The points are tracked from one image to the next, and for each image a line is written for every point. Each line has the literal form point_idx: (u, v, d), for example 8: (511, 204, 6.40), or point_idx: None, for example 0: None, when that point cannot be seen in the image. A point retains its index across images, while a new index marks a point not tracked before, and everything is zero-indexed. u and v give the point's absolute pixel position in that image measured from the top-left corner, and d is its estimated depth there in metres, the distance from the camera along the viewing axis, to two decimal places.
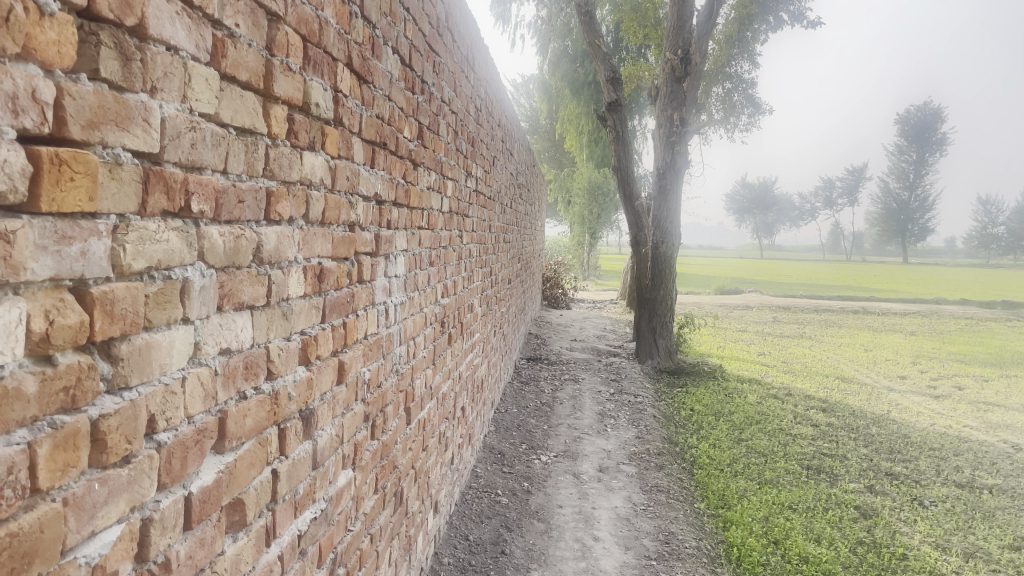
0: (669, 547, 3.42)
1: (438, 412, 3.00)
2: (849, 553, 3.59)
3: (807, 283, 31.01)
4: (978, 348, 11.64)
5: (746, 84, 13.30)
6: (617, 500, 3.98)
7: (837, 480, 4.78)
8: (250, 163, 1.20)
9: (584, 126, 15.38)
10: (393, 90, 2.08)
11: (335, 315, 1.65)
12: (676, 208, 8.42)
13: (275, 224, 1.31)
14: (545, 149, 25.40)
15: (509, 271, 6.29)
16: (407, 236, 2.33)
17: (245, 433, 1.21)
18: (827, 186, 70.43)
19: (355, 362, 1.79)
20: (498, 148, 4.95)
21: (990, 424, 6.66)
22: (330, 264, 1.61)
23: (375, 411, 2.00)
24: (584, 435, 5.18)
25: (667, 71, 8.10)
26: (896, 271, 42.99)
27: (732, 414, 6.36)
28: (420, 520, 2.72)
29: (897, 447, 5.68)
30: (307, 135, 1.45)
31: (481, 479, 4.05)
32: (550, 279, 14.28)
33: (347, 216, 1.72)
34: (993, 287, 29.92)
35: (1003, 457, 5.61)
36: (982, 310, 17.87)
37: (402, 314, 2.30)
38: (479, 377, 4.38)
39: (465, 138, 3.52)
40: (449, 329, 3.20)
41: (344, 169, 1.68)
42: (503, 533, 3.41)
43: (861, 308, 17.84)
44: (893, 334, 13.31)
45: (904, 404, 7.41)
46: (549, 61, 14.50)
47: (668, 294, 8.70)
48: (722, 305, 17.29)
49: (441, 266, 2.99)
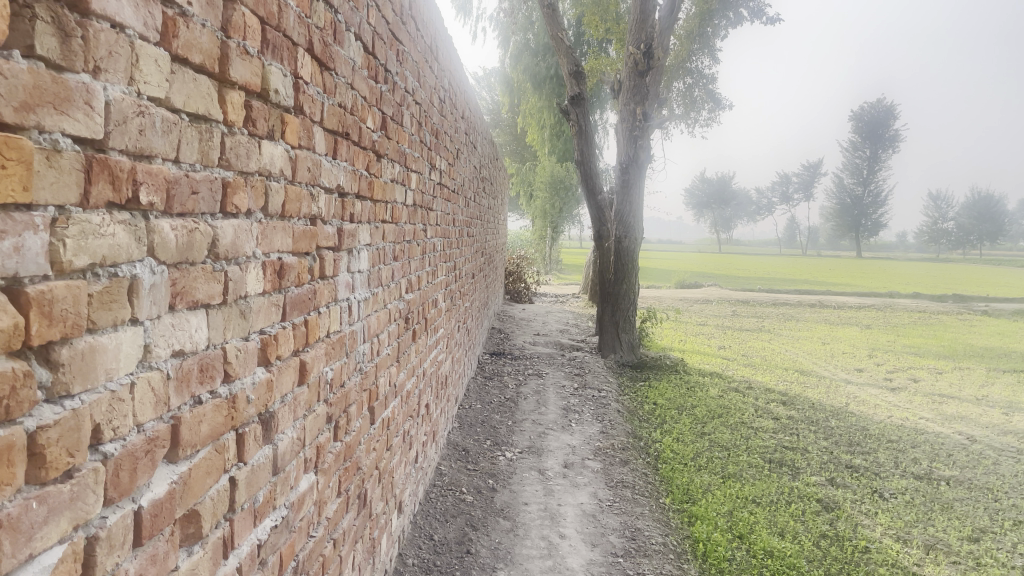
0: (635, 544, 3.40)
1: (402, 410, 2.92)
2: (813, 547, 3.62)
3: (765, 277, 31.44)
4: (931, 340, 11.90)
5: (707, 80, 13.40)
6: (583, 496, 3.94)
7: (799, 474, 4.82)
8: (204, 152, 1.13)
9: (546, 120, 15.33)
10: (355, 78, 2.01)
11: (296, 313, 1.58)
12: (640, 202, 8.43)
13: (232, 217, 1.23)
14: (507, 142, 25.31)
15: (472, 264, 6.21)
16: (370, 230, 2.26)
17: (200, 440, 1.13)
18: (783, 182, 71.56)
19: (317, 361, 1.71)
20: (461, 141, 4.88)
21: (945, 416, 6.80)
22: (291, 259, 1.53)
23: (338, 412, 1.93)
24: (548, 430, 5.15)
25: (630, 65, 8.09)
26: (851, 265, 43.86)
27: (694, 407, 6.39)
28: (384, 521, 2.65)
29: (856, 440, 5.76)
30: (266, 123, 1.37)
31: (445, 476, 3.98)
32: (513, 273, 14.23)
33: (308, 208, 1.64)
34: (944, 281, 30.74)
35: (959, 448, 5.72)
36: (933, 304, 18.30)
37: (366, 311, 2.23)
38: (442, 373, 4.31)
39: (429, 129, 3.45)
40: (413, 325, 3.13)
41: (305, 160, 1.61)
42: (468, 532, 3.35)
43: (818, 301, 18.13)
44: (850, 327, 13.56)
45: (861, 397, 7.53)
46: (511, 55, 14.42)
47: (631, 289, 8.71)
48: (682, 299, 17.44)
49: (405, 261, 2.92)
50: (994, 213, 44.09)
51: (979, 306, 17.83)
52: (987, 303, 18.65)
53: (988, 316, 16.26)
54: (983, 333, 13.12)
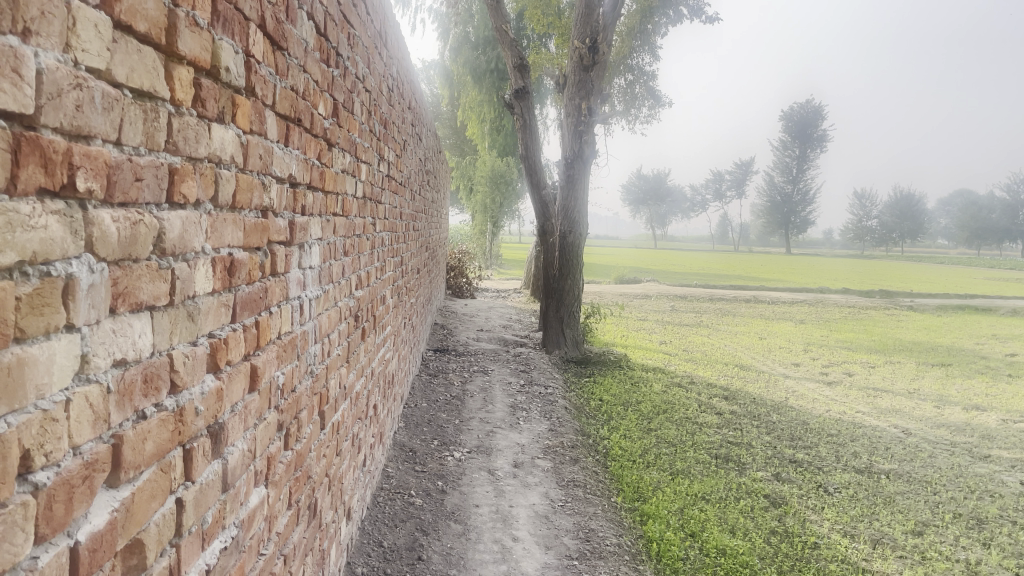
0: (590, 546, 3.34)
1: (351, 413, 2.79)
2: (764, 544, 3.62)
3: (700, 272, 32.06)
4: (862, 335, 12.24)
5: (647, 77, 13.49)
6: (535, 497, 3.87)
7: (746, 469, 4.84)
8: (149, 134, 1.00)
9: (487, 114, 15.20)
10: (308, 61, 1.87)
11: (246, 314, 1.45)
12: (585, 197, 8.41)
13: (179, 208, 1.10)
14: (447, 136, 25.09)
15: (417, 259, 6.07)
16: (322, 223, 2.12)
17: (145, 459, 1.00)
18: (716, 179, 73.06)
19: (268, 366, 1.58)
20: (408, 132, 4.74)
21: (879, 409, 6.99)
22: (242, 255, 1.40)
23: (288, 419, 1.80)
24: (496, 429, 5.06)
25: (575, 59, 8.06)
26: (783, 261, 45.02)
27: (639, 403, 6.39)
28: (333, 530, 2.52)
29: (798, 434, 5.85)
30: (216, 104, 1.24)
31: (393, 479, 3.86)
32: (454, 268, 14.08)
33: (260, 200, 1.51)
34: (869, 276, 31.84)
35: (895, 442, 5.86)
36: (862, 298, 18.92)
37: (317, 309, 2.09)
38: (389, 372, 4.17)
39: (378, 119, 3.31)
40: (363, 323, 3.00)
41: (256, 146, 1.47)
42: (418, 538, 3.24)
43: (753, 296, 18.53)
44: (784, 322, 13.87)
45: (800, 391, 7.68)
46: (451, 47, 14.24)
47: (575, 284, 8.68)
48: (621, 294, 17.58)
49: (355, 257, 2.78)
50: (914, 211, 45.96)
51: (904, 301, 18.48)
52: (912, 298, 19.38)
53: (913, 311, 16.88)
54: (910, 327, 13.60)
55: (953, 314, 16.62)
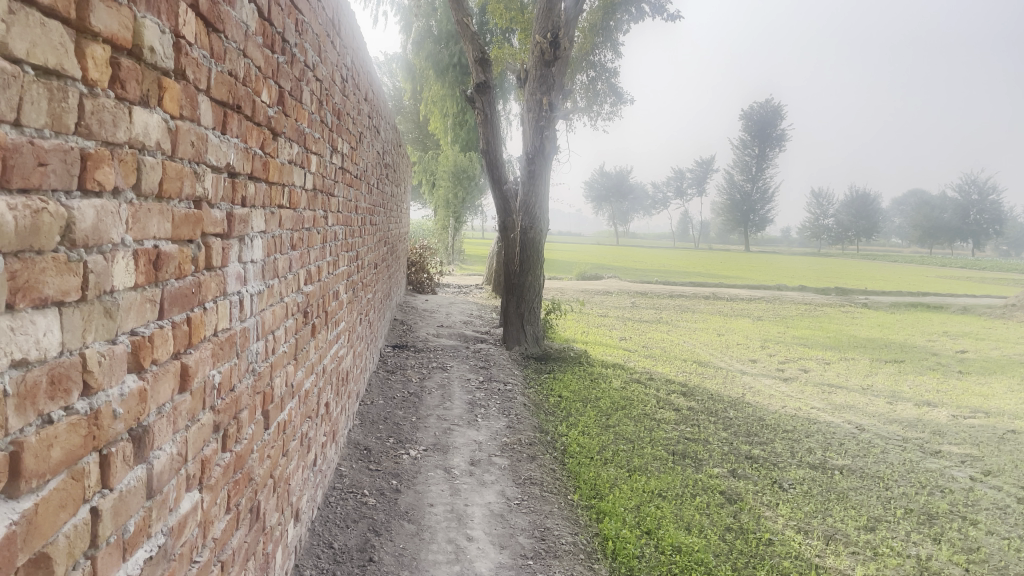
0: (545, 544, 3.30)
1: (299, 411, 2.71)
2: (719, 541, 3.63)
3: (661, 269, 32.32)
4: (818, 332, 12.43)
5: (609, 74, 13.50)
6: (490, 495, 3.82)
7: (702, 465, 4.86)
8: (56, 116, 0.93)
9: (449, 108, 15.10)
10: (248, 45, 1.79)
11: (176, 310, 1.37)
12: (545, 193, 8.37)
13: (93, 197, 1.02)
14: (409, 130, 24.87)
15: (374, 255, 5.98)
16: (265, 216, 2.04)
17: (51, 467, 0.93)
18: (678, 177, 73.70)
19: (202, 365, 1.51)
20: (364, 124, 4.65)
21: (834, 405, 7.08)
22: (170, 248, 1.32)
23: (226, 419, 1.72)
24: (454, 426, 5.00)
25: (536, 54, 8.02)
26: (743, 259, 45.59)
27: (598, 399, 6.38)
28: (279, 533, 2.44)
29: (754, 430, 5.89)
30: (138, 86, 1.16)
31: (345, 478, 3.77)
32: (415, 263, 13.95)
33: (192, 189, 1.43)
34: (825, 274, 32.39)
35: (849, 437, 5.93)
36: (818, 296, 19.21)
37: (260, 305, 2.01)
38: (343, 369, 4.09)
39: (330, 110, 3.22)
40: (313, 319, 2.92)
41: (187, 133, 1.39)
42: (370, 538, 3.17)
43: (712, 293, 18.71)
44: (742, 319, 14.02)
45: (756, 387, 7.75)
46: (413, 41, 14.10)
47: (536, 280, 8.65)
48: (582, 290, 17.62)
49: (304, 251, 2.69)
50: (869, 210, 46.92)
51: (859, 299, 18.81)
52: (867, 296, 19.72)
53: (867, 308, 17.20)
54: (864, 324, 13.83)
55: (906, 312, 16.96)
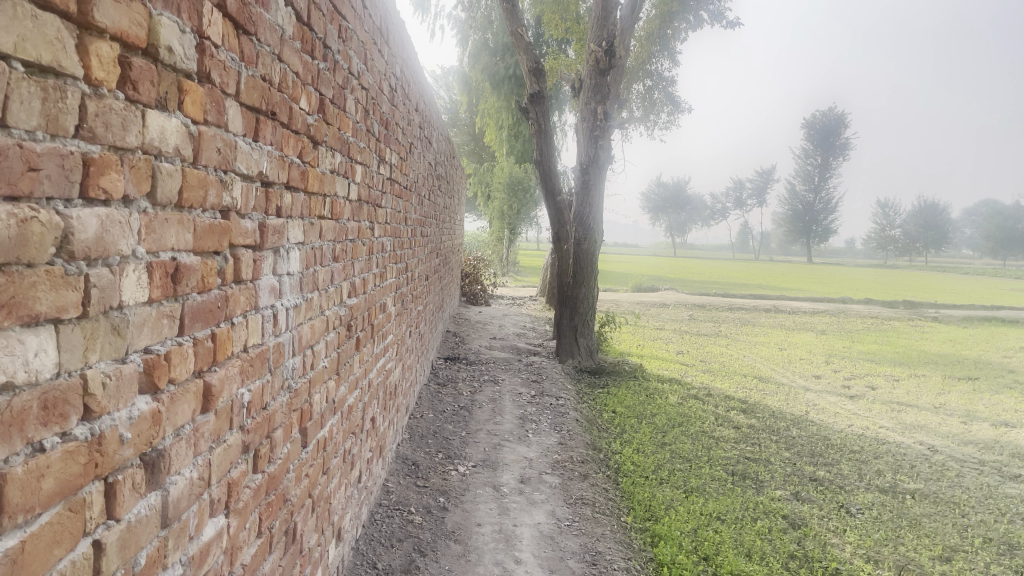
0: (596, 569, 3.16)
1: (342, 428, 2.64)
2: (782, 569, 3.43)
3: (718, 280, 31.66)
4: (886, 347, 11.93)
5: (666, 82, 13.28)
6: (540, 515, 3.69)
7: (763, 487, 4.64)
8: (53, 117, 0.85)
9: (504, 120, 15.05)
10: (284, 49, 1.72)
11: (199, 325, 1.30)
12: (600, 204, 8.22)
13: (96, 205, 0.95)
14: (465, 142, 24.98)
15: (426, 266, 5.92)
16: (303, 226, 1.97)
17: (41, 500, 0.85)
18: (737, 187, 72.44)
19: (228, 383, 1.43)
20: (415, 134, 4.59)
21: (904, 425, 6.74)
22: (191, 261, 1.24)
23: (257, 439, 1.64)
24: (504, 442, 4.89)
25: (591, 63, 7.89)
26: (805, 270, 44.43)
27: (654, 415, 6.19)
28: (319, 553, 2.36)
29: (818, 450, 5.63)
30: (152, 88, 1.09)
31: (392, 495, 3.70)
32: (469, 275, 13.92)
33: (217, 198, 1.35)
34: (893, 287, 31.34)
35: (921, 459, 5.62)
36: (885, 309, 18.53)
37: (297, 319, 1.94)
38: (391, 382, 4.02)
39: (377, 119, 3.16)
40: (357, 333, 2.85)
41: (212, 140, 1.32)
42: (415, 559, 3.07)
43: (773, 306, 18.20)
44: (805, 333, 13.57)
45: (820, 404, 7.44)
46: (469, 54, 14.12)
47: (590, 292, 8.50)
48: (639, 302, 17.36)
49: (347, 262, 2.63)
50: (938, 221, 45.34)
51: (929, 313, 18.09)
52: (937, 309, 18.94)
53: (938, 322, 16.51)
54: (935, 339, 13.25)
55: (978, 326, 16.25)
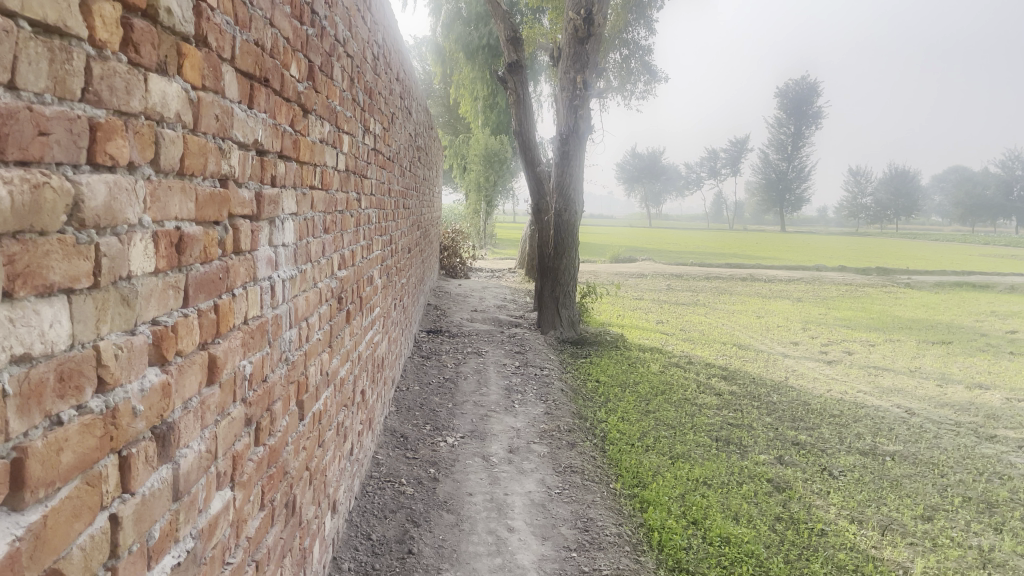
0: (589, 536, 3.19)
1: (335, 400, 2.62)
2: (769, 531, 3.50)
3: (694, 250, 31.85)
4: (861, 313, 12.10)
5: (642, 51, 13.24)
6: (530, 484, 3.72)
7: (747, 452, 4.70)
8: (60, 78, 0.82)
9: (480, 90, 14.92)
10: (275, 14, 1.68)
11: (202, 296, 1.27)
12: (580, 174, 8.19)
13: (103, 172, 0.92)
14: (440, 114, 24.74)
15: (408, 239, 5.88)
16: (296, 197, 1.94)
17: (61, 475, 0.83)
18: (711, 157, 72.64)
19: (231, 354, 1.41)
20: (396, 105, 4.53)
21: (882, 389, 6.86)
22: (193, 230, 1.22)
23: (258, 412, 1.62)
24: (491, 412, 4.91)
25: (569, 32, 7.82)
26: (779, 239, 44.81)
27: (636, 384, 6.25)
28: (316, 526, 2.35)
29: (799, 415, 5.72)
30: (153, 51, 1.05)
31: (383, 467, 3.70)
32: (447, 248, 13.87)
33: (216, 166, 1.33)
34: (866, 254, 31.69)
35: (899, 422, 5.73)
36: (859, 276, 18.78)
37: (292, 291, 1.92)
38: (378, 355, 4.01)
39: (362, 88, 3.11)
40: (347, 305, 2.82)
41: (210, 105, 1.28)
42: (409, 529, 3.08)
43: (749, 274, 18.36)
44: (781, 300, 13.72)
45: (799, 370, 7.55)
46: (443, 24, 13.94)
47: (571, 263, 8.50)
48: (617, 272, 17.42)
49: (337, 233, 2.60)
50: (908, 188, 45.85)
51: (902, 279, 18.34)
52: (909, 276, 19.22)
53: (910, 288, 16.76)
54: (908, 305, 13.47)
55: (950, 291, 16.50)
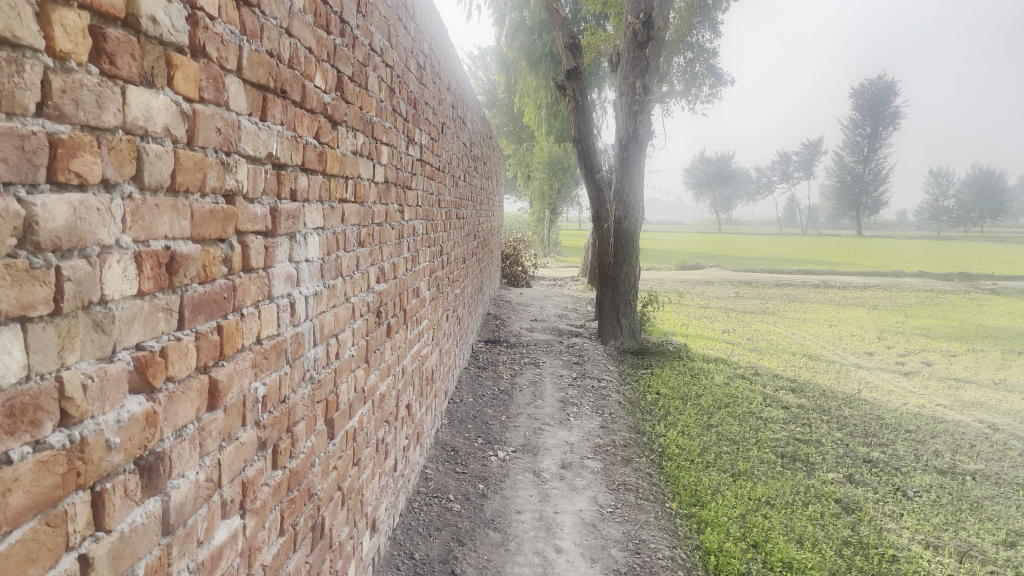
0: (640, 559, 3.05)
1: (374, 417, 2.57)
2: (836, 557, 3.29)
3: (764, 257, 30.99)
4: (941, 321, 11.51)
5: (707, 54, 12.97)
6: (582, 502, 3.60)
7: (815, 470, 4.46)
8: (10, 92, 0.77)
9: (543, 98, 14.85)
10: (294, 22, 1.62)
11: (202, 318, 1.22)
12: (640, 180, 8.02)
13: (65, 192, 0.86)
14: (504, 123, 24.80)
15: (463, 250, 5.84)
16: (322, 211, 1.89)
17: (11, 516, 0.77)
18: (782, 161, 70.84)
19: (237, 377, 1.35)
20: (447, 115, 4.49)
21: (963, 403, 6.47)
22: (189, 250, 1.16)
23: (275, 435, 1.57)
24: (545, 426, 4.80)
25: (629, 36, 7.67)
26: (854, 244, 43.29)
27: (699, 396, 6.05)
28: (351, 547, 2.29)
29: (873, 430, 5.42)
30: (135, 62, 1.00)
31: (431, 482, 3.64)
32: (510, 256, 13.82)
33: (219, 182, 1.27)
34: (950, 259, 30.33)
35: (981, 439, 5.38)
36: (940, 282, 17.93)
37: (318, 308, 1.86)
38: (428, 368, 3.95)
39: (404, 98, 3.05)
40: (387, 319, 2.76)
41: (210, 119, 1.23)
42: (453, 548, 3.00)
43: (822, 281, 17.76)
44: (857, 308, 13.19)
45: (874, 382, 7.18)
46: (506, 33, 13.95)
47: (631, 271, 8.32)
48: (684, 280, 17.07)
49: (375, 247, 2.54)
50: (994, 188, 43.74)
51: (986, 285, 17.44)
52: (994, 281, 18.28)
53: (995, 294, 15.90)
54: (994, 312, 12.77)
55: None
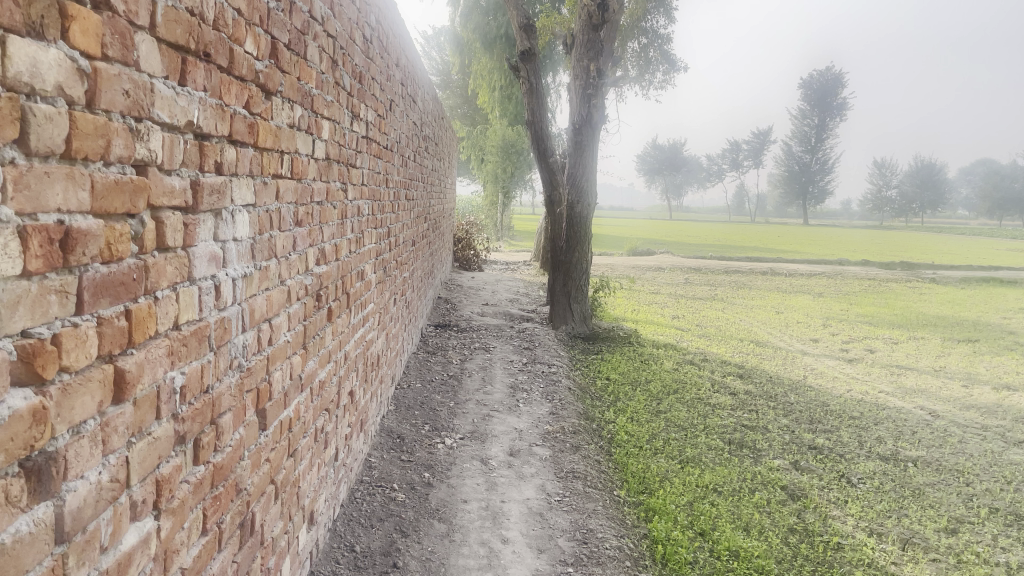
0: (587, 549, 2.99)
1: (312, 405, 2.46)
2: (781, 544, 3.29)
3: (714, 244, 31.36)
4: (883, 309, 11.76)
5: (661, 40, 12.96)
6: (530, 491, 3.53)
7: (762, 457, 4.48)
8: None
9: (496, 81, 14.70)
10: None
11: (107, 301, 1.10)
12: (593, 164, 7.96)
13: None
14: (458, 105, 24.55)
15: (413, 232, 5.70)
16: (252, 187, 1.76)
17: None
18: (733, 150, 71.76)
19: (149, 368, 1.23)
20: (396, 92, 4.34)
21: (904, 389, 6.60)
22: (89, 225, 1.04)
23: (196, 429, 1.45)
24: (494, 412, 4.73)
25: (584, 18, 7.59)
26: (801, 232, 44.14)
27: (648, 382, 6.05)
28: (285, 542, 2.18)
29: (818, 417, 5.48)
30: (17, 9, 0.87)
31: (374, 471, 3.53)
32: (462, 240, 13.69)
33: (127, 150, 1.14)
34: (891, 248, 31.13)
35: (922, 425, 5.48)
36: (883, 271, 18.37)
37: (247, 292, 1.73)
38: (373, 353, 3.84)
39: (348, 71, 2.91)
40: (328, 303, 2.64)
41: (115, 79, 1.10)
42: (396, 540, 2.91)
43: (770, 268, 18.03)
44: (803, 295, 13.41)
45: (819, 369, 7.28)
46: (460, 13, 13.74)
47: (583, 256, 8.28)
48: (635, 265, 17.14)
49: (314, 227, 2.41)
50: (934, 180, 45.02)
51: (926, 274, 17.92)
52: (934, 270, 18.81)
53: (935, 284, 16.34)
54: (933, 301, 13.11)
55: (977, 287, 16.08)
